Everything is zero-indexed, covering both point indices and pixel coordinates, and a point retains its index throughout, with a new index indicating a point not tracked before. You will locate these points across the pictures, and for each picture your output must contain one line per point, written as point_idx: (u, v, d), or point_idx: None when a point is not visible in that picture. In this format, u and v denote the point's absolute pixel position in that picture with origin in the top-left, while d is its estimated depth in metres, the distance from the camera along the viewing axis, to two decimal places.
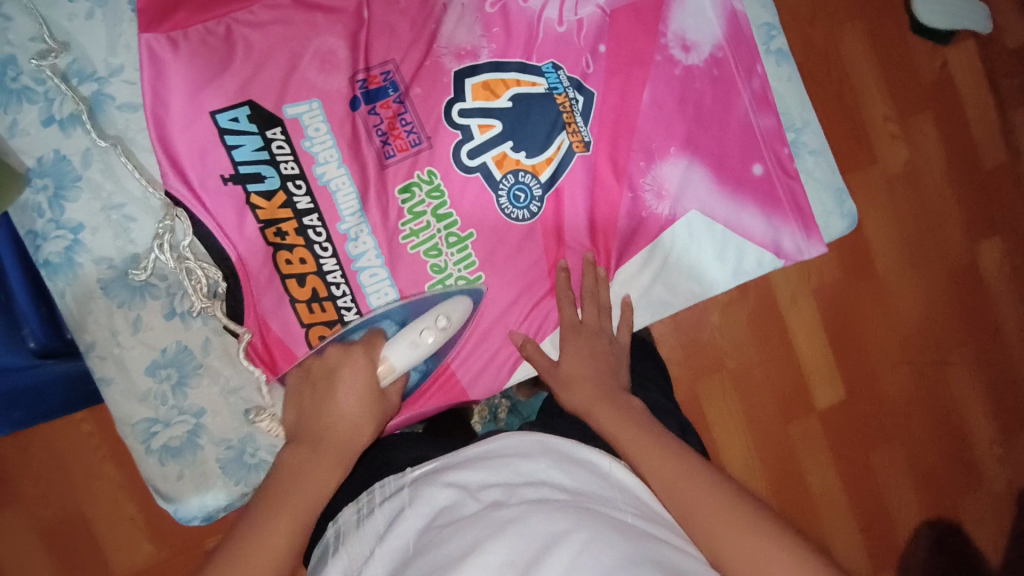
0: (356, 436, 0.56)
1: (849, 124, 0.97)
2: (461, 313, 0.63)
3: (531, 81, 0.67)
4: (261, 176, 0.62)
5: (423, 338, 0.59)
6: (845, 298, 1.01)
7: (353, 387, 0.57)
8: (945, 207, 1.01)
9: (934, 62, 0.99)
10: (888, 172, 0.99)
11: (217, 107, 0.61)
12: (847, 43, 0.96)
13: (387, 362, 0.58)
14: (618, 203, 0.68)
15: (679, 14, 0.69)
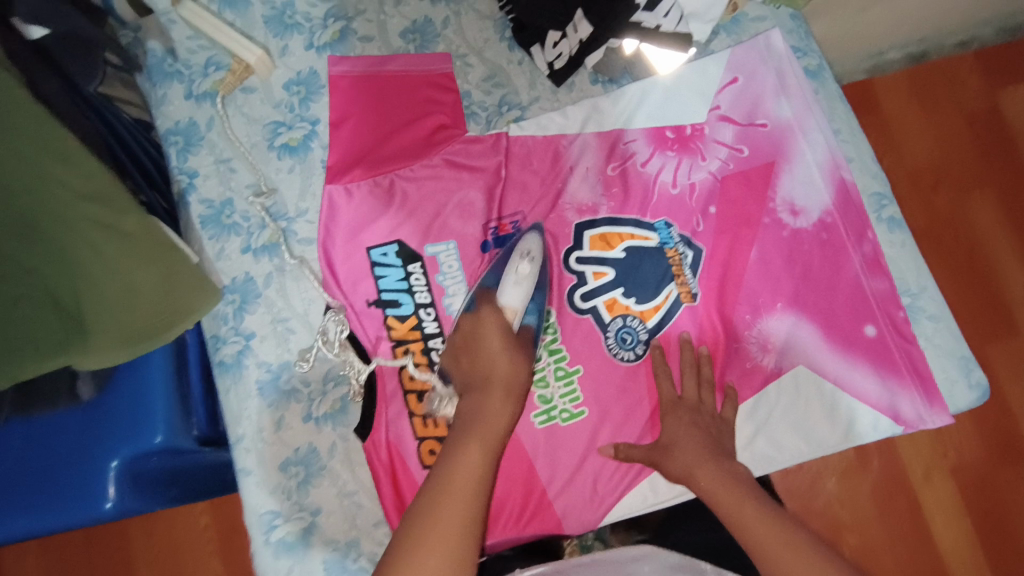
0: (516, 372, 0.65)
1: (984, 287, 1.17)
2: (540, 247, 0.71)
3: (644, 235, 0.73)
4: (399, 302, 0.72)
5: (522, 273, 0.68)
6: (992, 481, 1.08)
7: (495, 339, 0.66)
8: None
9: None
10: None
11: (373, 244, 0.73)
12: (975, 210, 1.20)
13: (507, 306, 0.67)
14: (723, 351, 0.71)
15: (788, 181, 0.74)
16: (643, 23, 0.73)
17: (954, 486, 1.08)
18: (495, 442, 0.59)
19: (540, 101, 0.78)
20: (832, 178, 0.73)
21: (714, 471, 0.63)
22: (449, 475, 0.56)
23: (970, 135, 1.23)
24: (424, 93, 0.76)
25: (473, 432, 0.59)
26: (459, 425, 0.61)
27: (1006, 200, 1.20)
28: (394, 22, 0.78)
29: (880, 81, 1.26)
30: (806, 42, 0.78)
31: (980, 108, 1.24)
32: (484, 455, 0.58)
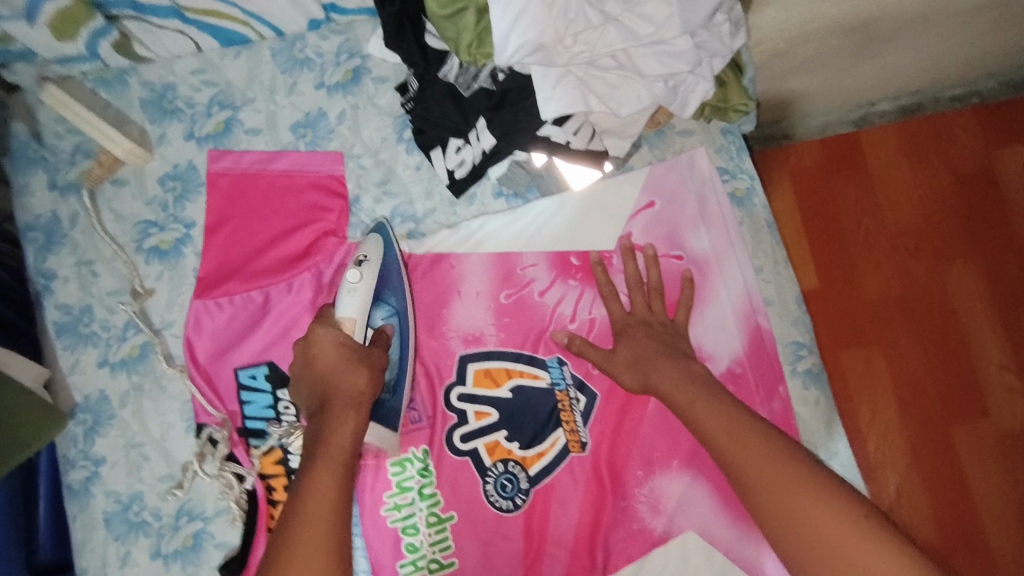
0: (353, 380, 0.58)
1: (952, 370, 0.96)
2: (379, 250, 0.66)
3: (534, 372, 0.69)
4: (263, 431, 0.67)
5: (352, 280, 0.62)
6: None
7: (329, 357, 0.60)
8: None
9: (952, 275, 0.99)
10: (1003, 431, 0.93)
11: (241, 364, 0.68)
12: (881, 271, 1.00)
13: (342, 320, 0.62)
14: (608, 508, 0.67)
15: (698, 322, 0.69)
16: (552, 137, 0.65)
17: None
18: (345, 464, 0.54)
19: (437, 214, 0.71)
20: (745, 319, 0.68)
21: (753, 447, 0.51)
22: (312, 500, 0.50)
23: (961, 200, 1.01)
24: (311, 197, 0.70)
25: (321, 459, 0.53)
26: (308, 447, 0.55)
27: (994, 275, 0.98)
28: (285, 113, 0.71)
29: (867, 130, 1.04)
30: (736, 162, 0.72)
31: (977, 170, 1.02)
32: (334, 492, 0.51)
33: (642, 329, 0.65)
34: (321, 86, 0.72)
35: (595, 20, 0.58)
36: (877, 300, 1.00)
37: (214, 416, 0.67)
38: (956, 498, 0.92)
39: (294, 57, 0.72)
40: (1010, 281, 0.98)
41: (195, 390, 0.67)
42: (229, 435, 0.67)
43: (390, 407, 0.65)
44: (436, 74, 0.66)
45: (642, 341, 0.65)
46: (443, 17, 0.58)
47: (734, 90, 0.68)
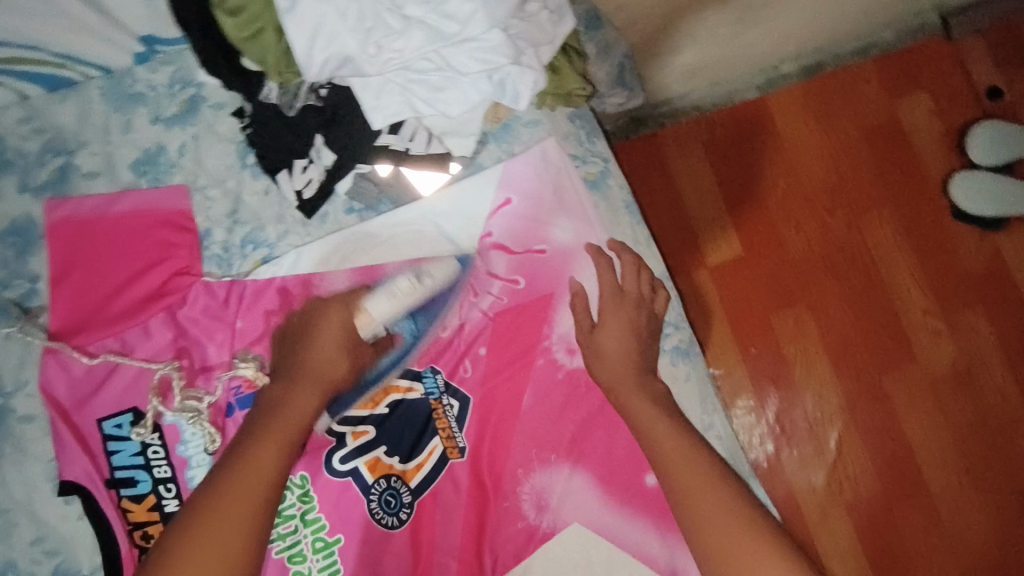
0: (333, 368, 0.62)
1: (881, 318, 1.11)
2: (445, 276, 0.66)
3: (407, 385, 0.68)
4: (135, 480, 0.65)
5: (400, 289, 0.63)
6: (888, 513, 1.08)
7: (330, 341, 0.62)
8: (1003, 412, 1.09)
9: (876, 231, 1.13)
10: (931, 371, 1.10)
11: (104, 415, 0.66)
12: (812, 232, 1.13)
13: (365, 313, 0.63)
14: (492, 512, 0.67)
15: (564, 316, 0.69)
16: (392, 146, 0.66)
17: (849, 522, 1.08)
18: None
19: (290, 235, 0.69)
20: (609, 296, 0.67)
21: (700, 475, 0.57)
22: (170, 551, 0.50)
23: (871, 153, 1.14)
24: (159, 235, 0.68)
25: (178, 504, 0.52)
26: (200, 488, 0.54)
27: (905, 224, 1.13)
28: (123, 152, 0.69)
29: (775, 95, 1.15)
30: (587, 147, 0.72)
31: (880, 120, 1.15)
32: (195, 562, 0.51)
33: (627, 316, 0.66)
34: (157, 120, 0.70)
35: (397, 24, 0.57)
36: (801, 260, 1.13)
37: (78, 468, 0.65)
38: (891, 440, 1.09)
39: (126, 93, 0.70)
40: (919, 231, 1.13)
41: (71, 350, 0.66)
42: (96, 485, 0.65)
43: (346, 402, 0.67)
44: (260, 98, 0.65)
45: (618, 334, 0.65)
46: (244, 40, 0.58)
47: (569, 75, 0.67)
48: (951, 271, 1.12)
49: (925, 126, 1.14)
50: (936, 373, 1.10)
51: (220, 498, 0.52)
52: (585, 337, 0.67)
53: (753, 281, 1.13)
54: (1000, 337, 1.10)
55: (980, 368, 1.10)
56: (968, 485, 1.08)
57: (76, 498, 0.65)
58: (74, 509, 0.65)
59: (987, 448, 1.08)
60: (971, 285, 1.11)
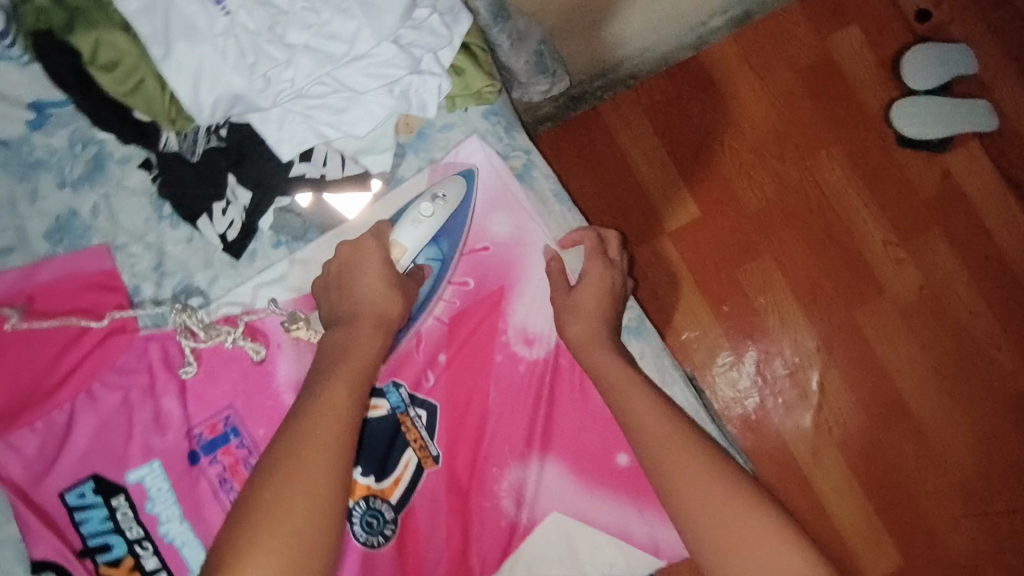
0: (387, 304, 0.62)
1: (845, 256, 1.13)
2: (458, 194, 0.67)
3: (372, 403, 0.67)
4: (108, 545, 0.64)
5: (422, 213, 0.65)
6: (881, 443, 1.11)
7: (376, 270, 0.62)
8: (979, 328, 1.13)
9: (828, 171, 1.15)
10: (900, 300, 1.13)
11: (65, 487, 0.65)
12: (765, 183, 1.14)
13: (396, 243, 0.64)
14: (473, 513, 0.67)
15: (519, 307, 0.69)
16: (307, 175, 0.66)
17: (841, 459, 1.11)
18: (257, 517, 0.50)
19: (221, 279, 0.68)
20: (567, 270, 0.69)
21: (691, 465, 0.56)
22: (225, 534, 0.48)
23: (811, 96, 1.15)
24: (87, 298, 0.67)
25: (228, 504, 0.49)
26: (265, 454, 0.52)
27: (854, 159, 1.15)
28: (34, 223, 0.68)
29: (707, 53, 1.16)
30: (508, 141, 0.71)
31: (814, 61, 1.15)
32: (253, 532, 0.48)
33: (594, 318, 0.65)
34: (64, 184, 0.68)
35: (280, 54, 0.57)
36: (760, 210, 1.14)
37: (48, 549, 0.63)
38: (872, 373, 1.12)
39: (26, 162, 0.68)
40: (869, 165, 1.15)
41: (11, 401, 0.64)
42: (67, 559, 0.63)
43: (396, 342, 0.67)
44: (159, 148, 0.65)
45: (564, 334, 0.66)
46: (126, 93, 0.61)
47: (474, 75, 0.66)
48: (903, 199, 1.14)
49: (859, 59, 1.15)
50: (905, 301, 1.13)
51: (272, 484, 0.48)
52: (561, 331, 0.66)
53: (714, 238, 1.14)
54: (963, 256, 1.13)
55: (948, 290, 1.13)
56: (951, 404, 1.12)
57: None
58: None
59: (964, 364, 1.12)
60: (926, 208, 1.14)
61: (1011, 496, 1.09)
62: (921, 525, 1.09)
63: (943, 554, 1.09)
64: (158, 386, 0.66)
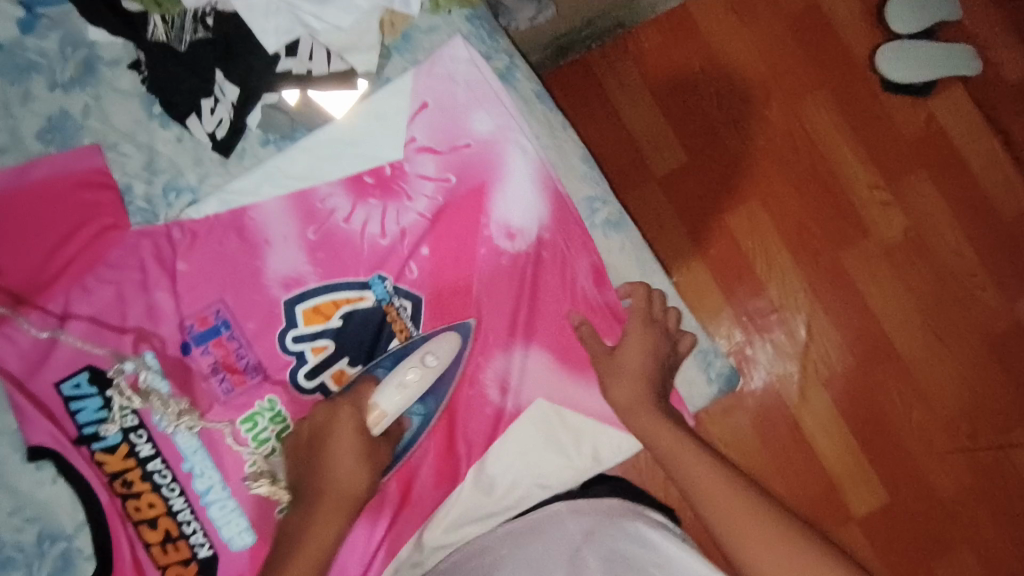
0: (355, 482, 0.60)
1: (832, 200, 1.13)
2: (447, 350, 0.65)
3: (357, 295, 0.69)
4: (103, 433, 0.66)
5: (407, 378, 0.61)
6: (869, 383, 1.11)
7: (348, 447, 0.60)
8: (965, 269, 1.13)
9: (813, 116, 1.14)
10: (885, 243, 1.13)
11: (60, 378, 0.66)
12: (751, 130, 1.14)
13: (376, 409, 0.61)
14: (460, 402, 0.68)
15: (502, 203, 0.70)
16: (293, 70, 0.69)
17: (827, 396, 1.11)
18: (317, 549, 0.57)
19: (210, 177, 0.69)
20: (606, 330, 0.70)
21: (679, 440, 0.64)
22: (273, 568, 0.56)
23: (796, 43, 1.15)
24: (79, 195, 0.68)
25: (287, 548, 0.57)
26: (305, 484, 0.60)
27: (841, 103, 1.15)
28: (25, 123, 0.68)
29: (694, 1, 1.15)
30: (490, 44, 0.72)
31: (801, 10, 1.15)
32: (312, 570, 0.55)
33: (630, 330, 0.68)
34: (55, 86, 0.69)
35: None
36: (747, 155, 1.14)
37: (43, 434, 0.65)
38: (861, 315, 1.12)
39: (18, 64, 0.68)
40: (856, 111, 1.15)
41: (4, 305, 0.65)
42: (65, 445, 0.65)
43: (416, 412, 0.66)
44: (146, 36, 0.68)
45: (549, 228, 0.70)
46: None
47: None
48: (888, 144, 1.14)
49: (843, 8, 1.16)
50: (889, 242, 1.13)
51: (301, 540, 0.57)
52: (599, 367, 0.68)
53: (702, 183, 1.13)
54: (946, 196, 1.14)
55: (932, 232, 1.13)
56: (937, 345, 1.12)
57: (46, 463, 0.65)
58: (47, 474, 0.65)
59: (947, 303, 1.13)
60: (911, 152, 1.14)
61: (997, 431, 1.11)
62: (908, 460, 1.11)
63: (931, 491, 1.11)
64: (151, 281, 0.68)
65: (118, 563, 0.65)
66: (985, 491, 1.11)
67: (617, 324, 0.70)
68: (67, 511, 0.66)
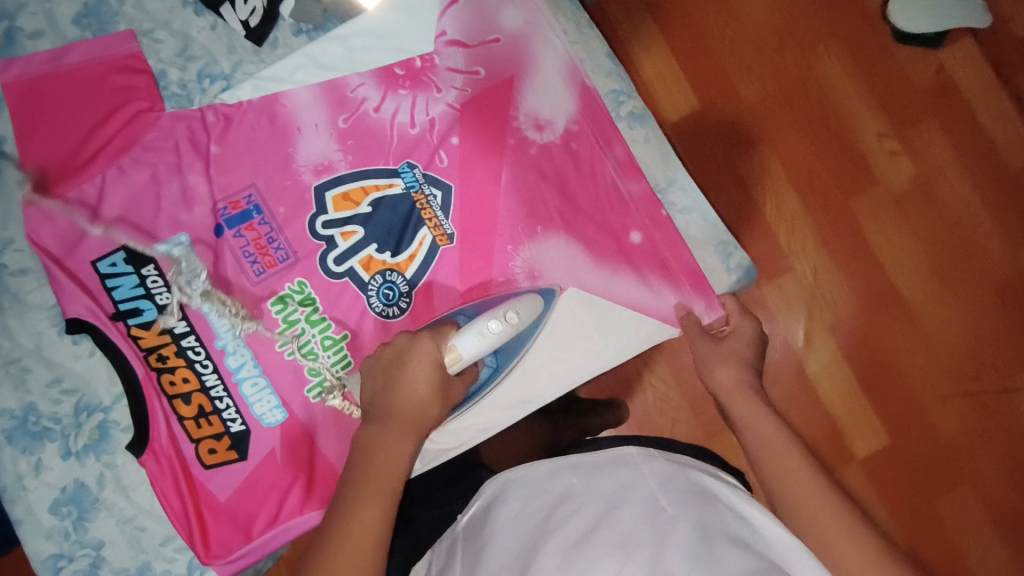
0: (424, 410, 0.58)
1: (841, 148, 1.00)
2: (527, 312, 0.65)
3: (387, 182, 0.71)
4: (139, 310, 0.68)
5: (489, 327, 0.61)
6: (871, 331, 0.99)
7: (424, 375, 0.59)
8: (971, 217, 1.00)
9: (817, 56, 1.01)
10: (893, 190, 1.00)
11: (97, 257, 0.68)
12: (748, 74, 1.00)
13: (453, 348, 0.60)
14: (488, 290, 0.70)
15: (530, 96, 0.72)
16: None
17: (833, 342, 0.99)
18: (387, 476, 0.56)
19: (244, 65, 0.71)
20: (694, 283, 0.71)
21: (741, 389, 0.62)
22: (345, 495, 0.54)
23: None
24: (114, 80, 0.69)
25: (359, 488, 0.55)
26: (365, 428, 0.58)
27: (852, 49, 1.01)
28: (61, 8, 0.70)
29: None
30: None
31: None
32: (378, 508, 0.54)
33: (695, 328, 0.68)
34: None
35: None
36: (755, 103, 1.00)
37: (80, 307, 0.67)
38: (864, 261, 0.99)
39: None
40: (865, 58, 1.01)
41: (52, 179, 0.67)
42: (102, 320, 0.67)
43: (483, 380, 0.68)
44: None
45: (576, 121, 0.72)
46: None
47: None
48: (898, 92, 1.01)
49: None
50: (898, 190, 1.00)
51: (364, 472, 0.55)
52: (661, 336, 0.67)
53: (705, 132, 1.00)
54: (956, 146, 1.00)
55: (941, 179, 1.00)
56: (943, 292, 0.99)
57: (83, 337, 0.68)
58: (84, 347, 0.68)
59: (955, 250, 0.99)
60: (920, 102, 1.01)
61: (1001, 372, 0.98)
62: (910, 405, 0.98)
63: (937, 438, 0.98)
64: (184, 164, 0.69)
65: (153, 433, 0.67)
66: (988, 451, 0.98)
67: (650, 216, 0.71)
68: (105, 384, 0.68)
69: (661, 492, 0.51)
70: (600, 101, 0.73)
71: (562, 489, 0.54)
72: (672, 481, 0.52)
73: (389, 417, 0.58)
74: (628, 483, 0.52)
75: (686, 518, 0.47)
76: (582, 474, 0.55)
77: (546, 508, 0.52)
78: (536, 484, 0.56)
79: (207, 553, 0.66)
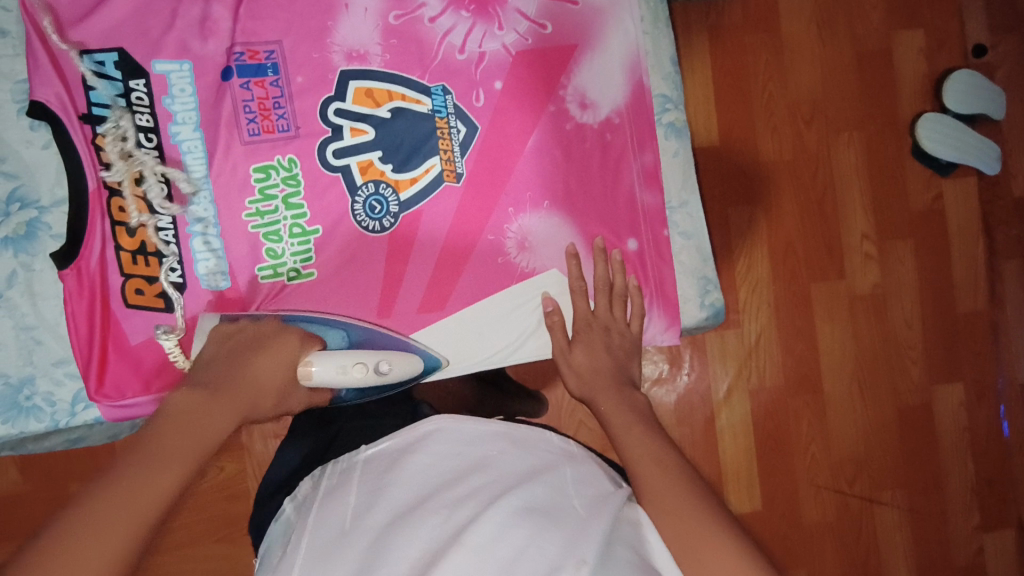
0: (261, 395, 0.54)
1: (824, 234, 1.03)
2: (400, 369, 0.64)
3: (416, 97, 0.68)
4: (113, 121, 0.62)
5: (353, 368, 0.61)
6: (784, 409, 1.03)
7: (275, 364, 0.57)
8: (907, 340, 1.05)
9: (841, 141, 1.03)
10: (854, 291, 1.04)
11: (87, 49, 0.62)
12: (771, 130, 1.01)
13: (309, 363, 0.59)
14: (475, 241, 0.69)
15: (585, 71, 0.70)
16: None
17: (748, 405, 1.02)
18: (191, 434, 0.47)
19: None
20: (666, 312, 0.71)
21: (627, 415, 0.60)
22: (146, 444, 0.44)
23: (858, 76, 1.03)
24: None
25: (160, 437, 0.46)
26: (192, 386, 0.51)
27: (870, 149, 1.04)
28: None
29: None
30: None
31: (873, 48, 1.03)
32: (179, 460, 0.44)
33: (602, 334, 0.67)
34: None
35: None
36: (769, 164, 1.02)
37: (50, 93, 0.60)
38: (803, 345, 1.03)
39: None
40: (880, 163, 1.04)
41: None
42: (71, 117, 0.61)
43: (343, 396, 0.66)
44: None
45: (617, 112, 0.71)
46: None
47: None
48: (894, 204, 1.04)
49: (911, 64, 1.04)
50: (857, 292, 1.04)
51: (165, 430, 0.46)
52: (561, 354, 0.67)
53: (716, 168, 1.01)
54: (921, 274, 1.05)
55: (896, 299, 1.05)
56: (858, 399, 1.05)
57: (43, 125, 0.63)
58: (38, 136, 0.62)
59: (881, 366, 1.05)
60: (909, 222, 1.05)
61: (875, 483, 1.05)
62: (788, 485, 1.03)
63: (799, 521, 1.03)
64: None
65: (85, 252, 0.62)
66: (836, 550, 1.04)
67: (651, 233, 0.71)
68: (51, 183, 0.63)
69: (574, 492, 0.51)
70: (648, 102, 0.71)
71: (478, 456, 0.52)
72: (585, 484, 0.52)
73: (229, 381, 0.52)
74: (546, 470, 0.52)
75: (599, 515, 0.47)
76: (505, 439, 0.55)
77: (455, 470, 0.51)
78: (450, 439, 0.54)
79: (98, 391, 0.63)
